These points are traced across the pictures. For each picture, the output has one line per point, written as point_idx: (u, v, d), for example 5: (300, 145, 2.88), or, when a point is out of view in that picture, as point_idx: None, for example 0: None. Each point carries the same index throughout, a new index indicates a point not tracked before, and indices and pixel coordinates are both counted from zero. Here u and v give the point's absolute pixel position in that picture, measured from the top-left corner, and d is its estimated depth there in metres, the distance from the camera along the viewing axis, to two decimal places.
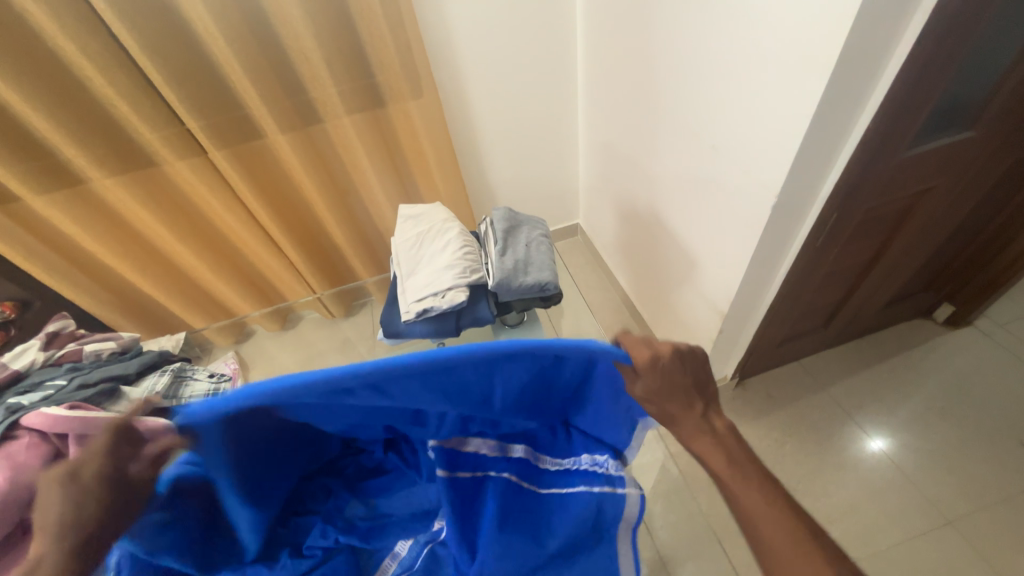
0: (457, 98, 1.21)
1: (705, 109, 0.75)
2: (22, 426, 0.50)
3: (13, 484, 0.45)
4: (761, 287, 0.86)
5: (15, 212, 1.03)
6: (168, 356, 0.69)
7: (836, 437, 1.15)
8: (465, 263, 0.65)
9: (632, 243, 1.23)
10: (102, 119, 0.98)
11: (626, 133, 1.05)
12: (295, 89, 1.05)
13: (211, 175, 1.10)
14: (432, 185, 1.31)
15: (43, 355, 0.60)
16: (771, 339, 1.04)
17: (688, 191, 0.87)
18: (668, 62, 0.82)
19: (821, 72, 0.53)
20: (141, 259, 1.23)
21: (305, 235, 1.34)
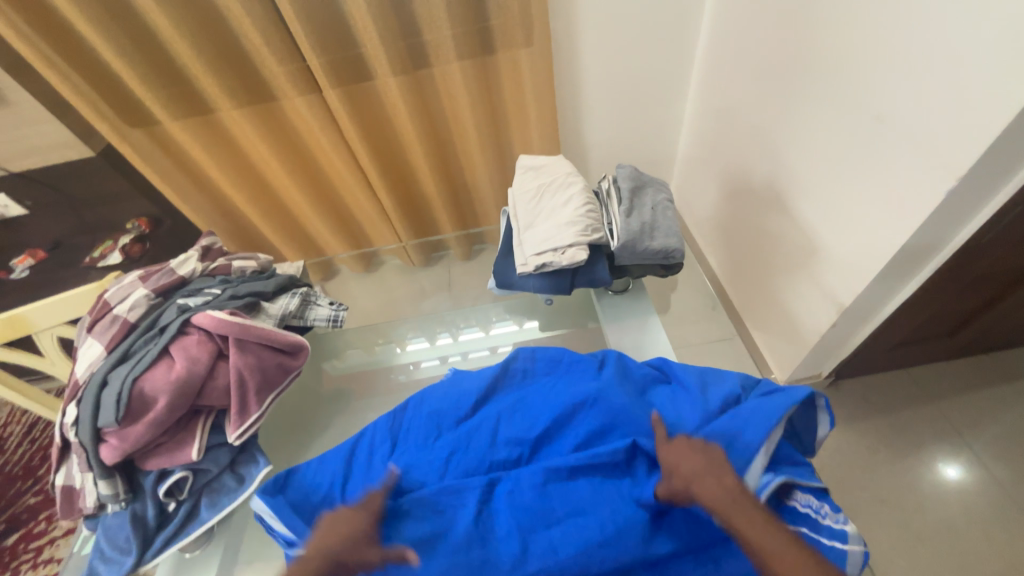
0: (568, 49, 1.14)
1: (875, 74, 0.66)
2: (192, 324, 0.57)
3: (189, 374, 0.53)
4: (897, 283, 0.78)
5: (156, 135, 1.13)
6: (296, 280, 0.75)
7: (938, 454, 1.06)
8: (587, 220, 0.63)
9: (735, 222, 1.14)
10: (235, 51, 1.03)
11: (756, 98, 0.96)
12: (411, 30, 1.04)
13: (324, 114, 1.13)
14: (528, 141, 1.28)
15: (201, 265, 0.67)
16: (886, 341, 0.95)
17: (827, 168, 0.79)
18: (834, 15, 0.72)
19: None
20: (253, 191, 1.31)
21: (398, 182, 1.37)
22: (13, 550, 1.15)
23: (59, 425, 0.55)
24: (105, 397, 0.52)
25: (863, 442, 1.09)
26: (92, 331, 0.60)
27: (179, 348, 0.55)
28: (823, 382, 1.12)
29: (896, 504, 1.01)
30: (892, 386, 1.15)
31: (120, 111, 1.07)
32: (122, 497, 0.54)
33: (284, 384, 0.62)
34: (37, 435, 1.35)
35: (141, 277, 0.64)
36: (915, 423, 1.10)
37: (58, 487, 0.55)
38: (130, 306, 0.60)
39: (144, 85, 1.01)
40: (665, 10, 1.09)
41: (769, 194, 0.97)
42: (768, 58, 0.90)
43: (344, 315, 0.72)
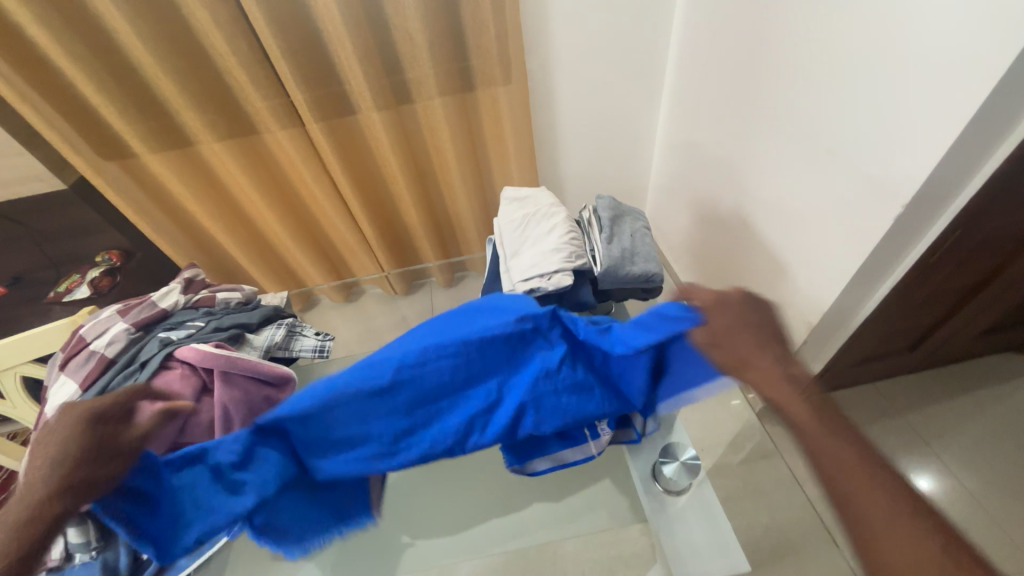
0: (543, 87, 1.21)
1: (824, 112, 0.73)
2: (175, 358, 0.56)
3: (172, 411, 0.52)
4: (857, 302, 0.84)
5: (132, 167, 1.12)
6: (281, 311, 0.74)
7: (910, 465, 1.10)
8: (571, 247, 0.66)
9: (706, 247, 1.20)
10: (217, 86, 1.05)
11: (719, 133, 1.03)
12: (394, 68, 1.08)
13: (307, 147, 1.15)
14: (508, 172, 1.33)
15: (183, 298, 0.66)
16: (853, 356, 1.00)
17: (788, 196, 0.85)
18: (783, 61, 0.80)
19: (986, 76, 0.51)
20: (231, 223, 1.30)
21: (380, 212, 1.38)
22: None
23: None
24: None
25: None
26: (66, 368, 0.58)
27: (161, 383, 0.54)
28: None
29: None
30: (862, 400, 1.21)
31: (95, 144, 1.06)
32: (94, 546, 0.51)
33: None
34: None
35: (120, 311, 0.62)
36: (886, 435, 1.15)
37: None
38: (109, 341, 0.58)
39: (123, 118, 1.01)
40: (631, 54, 1.18)
41: (736, 221, 1.03)
42: (728, 98, 0.97)
43: (332, 346, 0.71)
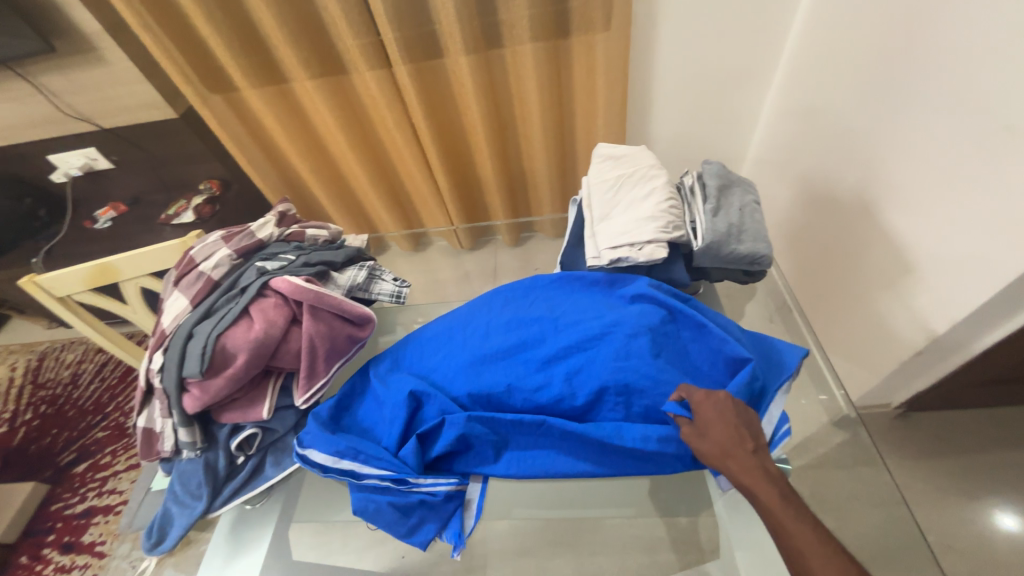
0: (644, 36, 1.09)
1: (1012, 78, 0.59)
2: (270, 287, 0.59)
3: (266, 338, 0.55)
4: (1004, 314, 0.71)
5: (233, 101, 1.17)
6: (363, 253, 0.76)
7: (1018, 504, 0.97)
8: (669, 216, 0.60)
9: (808, 233, 1.07)
10: (312, 20, 1.04)
11: (851, 100, 0.88)
12: (488, 8, 1.01)
13: (392, 90, 1.14)
14: (593, 130, 1.24)
15: (278, 230, 0.69)
16: (972, 375, 0.87)
17: (932, 184, 0.72)
18: (966, 10, 0.64)
19: None
20: (317, 163, 1.34)
21: (456, 163, 1.37)
22: (83, 477, 1.26)
23: (145, 370, 0.59)
24: (190, 349, 0.55)
25: (933, 482, 1.01)
26: (178, 285, 0.63)
27: (257, 309, 0.57)
28: (890, 412, 1.05)
29: (965, 550, 0.93)
30: (972, 424, 1.06)
31: (202, 76, 1.11)
32: (198, 446, 0.57)
33: (350, 353, 0.63)
34: (106, 375, 1.46)
35: (224, 238, 0.66)
36: (992, 467, 1.01)
37: (140, 429, 0.59)
38: (215, 264, 0.63)
39: (228, 51, 1.04)
40: (755, 3, 1.02)
41: (855, 205, 0.90)
42: (873, 57, 0.82)
43: (408, 292, 0.72)
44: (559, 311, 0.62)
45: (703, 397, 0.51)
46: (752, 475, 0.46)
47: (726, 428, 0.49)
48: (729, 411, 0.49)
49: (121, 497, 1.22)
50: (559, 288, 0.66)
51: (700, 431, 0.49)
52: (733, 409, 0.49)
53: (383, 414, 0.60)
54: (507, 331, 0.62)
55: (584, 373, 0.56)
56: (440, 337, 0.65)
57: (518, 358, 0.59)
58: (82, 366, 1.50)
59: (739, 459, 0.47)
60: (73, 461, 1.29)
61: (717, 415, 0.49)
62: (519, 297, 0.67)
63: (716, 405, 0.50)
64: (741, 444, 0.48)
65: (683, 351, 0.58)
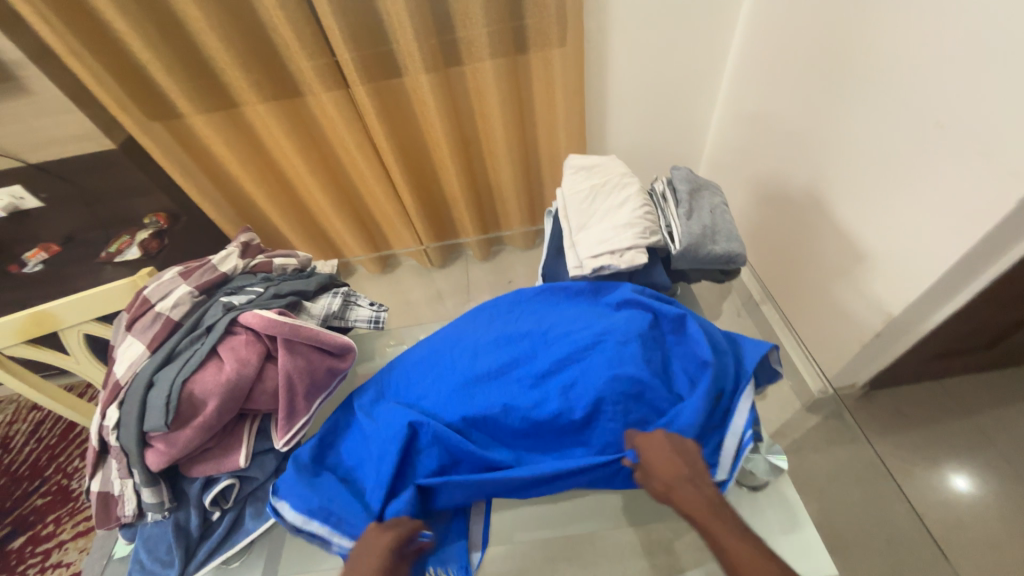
0: (598, 51, 1.13)
1: (937, 79, 0.65)
2: (239, 323, 0.55)
3: (239, 379, 0.51)
4: (950, 293, 0.77)
5: (178, 129, 1.11)
6: (335, 280, 0.72)
7: (973, 468, 1.04)
8: (645, 222, 0.62)
9: (767, 230, 1.12)
10: (262, 43, 1.01)
11: (794, 105, 0.94)
12: (445, 27, 1.02)
13: (350, 111, 1.11)
14: (556, 142, 1.26)
15: (242, 262, 0.65)
16: (925, 351, 0.94)
17: (877, 177, 0.78)
18: (890, 20, 0.70)
19: None
20: (274, 189, 1.29)
21: (422, 181, 1.35)
22: (21, 553, 1.12)
23: (98, 428, 0.53)
24: (151, 400, 0.50)
25: (899, 455, 1.07)
26: (132, 330, 0.58)
27: (227, 349, 0.53)
28: (855, 393, 1.11)
29: (936, 518, 0.99)
30: (927, 398, 1.14)
31: (143, 104, 1.05)
32: (166, 506, 0.52)
33: (332, 386, 0.60)
34: (44, 434, 1.32)
35: (182, 274, 0.61)
36: (950, 436, 1.08)
37: (94, 494, 0.53)
38: (174, 304, 0.58)
39: (170, 76, 0.99)
40: (699, 17, 1.08)
41: (807, 200, 0.95)
42: (811, 64, 0.88)
43: (387, 317, 0.69)
44: (546, 324, 0.62)
45: (643, 438, 0.52)
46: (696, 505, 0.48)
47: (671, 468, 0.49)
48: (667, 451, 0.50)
49: (69, 570, 1.09)
50: (545, 301, 0.66)
51: (646, 472, 0.51)
52: (667, 443, 0.50)
53: (365, 446, 0.57)
54: (496, 349, 0.61)
55: (578, 385, 0.55)
56: (426, 361, 0.63)
57: (511, 376, 0.58)
58: (14, 427, 1.34)
59: (680, 491, 0.49)
60: (7, 536, 1.15)
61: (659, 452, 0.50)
62: (505, 313, 0.66)
63: (653, 442, 0.51)
64: (686, 479, 0.49)
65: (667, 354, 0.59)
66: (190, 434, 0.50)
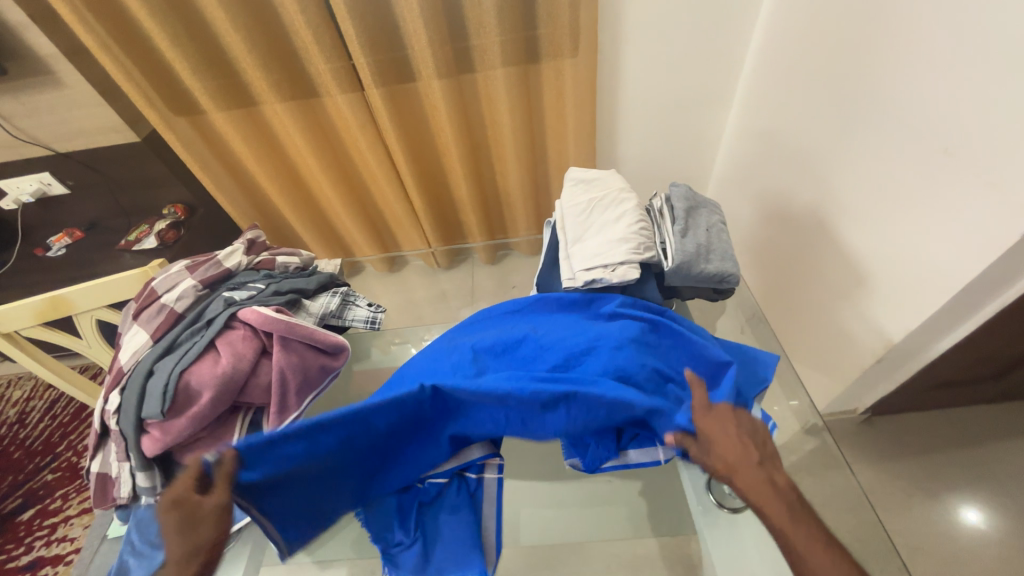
0: (610, 62, 1.14)
1: (945, 106, 0.64)
2: (238, 318, 0.57)
3: (234, 372, 0.53)
4: (953, 322, 0.76)
5: (198, 124, 1.15)
6: (335, 279, 0.75)
7: (976, 501, 1.01)
8: (640, 238, 0.62)
9: (772, 247, 1.11)
10: (282, 44, 1.04)
11: (803, 124, 0.94)
12: (459, 34, 1.04)
13: (364, 113, 1.14)
14: (565, 151, 1.27)
15: (246, 258, 0.68)
16: (928, 379, 0.92)
17: (884, 201, 0.76)
18: (901, 43, 0.69)
19: None
20: (288, 186, 1.32)
21: (431, 184, 1.37)
22: (30, 526, 1.16)
23: (100, 411, 0.56)
24: (150, 387, 0.52)
25: (899, 484, 1.05)
26: (138, 319, 0.61)
27: (225, 342, 0.55)
28: (856, 417, 1.09)
29: (934, 551, 0.97)
30: (931, 426, 1.11)
31: (167, 99, 1.09)
32: (159, 491, 0.55)
33: (324, 384, 0.62)
34: (58, 412, 1.37)
35: (188, 267, 0.64)
36: (952, 466, 1.06)
37: (94, 474, 0.56)
38: (178, 296, 0.61)
39: (194, 73, 1.02)
40: (712, 32, 1.08)
41: (812, 221, 0.95)
42: (821, 84, 0.88)
43: (383, 318, 0.71)
44: (540, 333, 0.63)
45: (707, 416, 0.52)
46: (759, 489, 0.47)
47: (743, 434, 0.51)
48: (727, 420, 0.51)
49: (73, 545, 1.13)
50: (541, 311, 0.67)
51: (704, 447, 0.50)
52: (733, 419, 0.51)
53: (355, 450, 0.55)
54: (491, 354, 0.62)
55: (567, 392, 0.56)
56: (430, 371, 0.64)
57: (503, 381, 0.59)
58: (30, 404, 1.40)
59: (743, 472, 0.48)
60: (18, 508, 1.20)
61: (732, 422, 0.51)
62: (499, 323, 0.68)
63: (718, 420, 0.51)
64: (747, 459, 0.48)
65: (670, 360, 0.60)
66: (186, 421, 0.52)
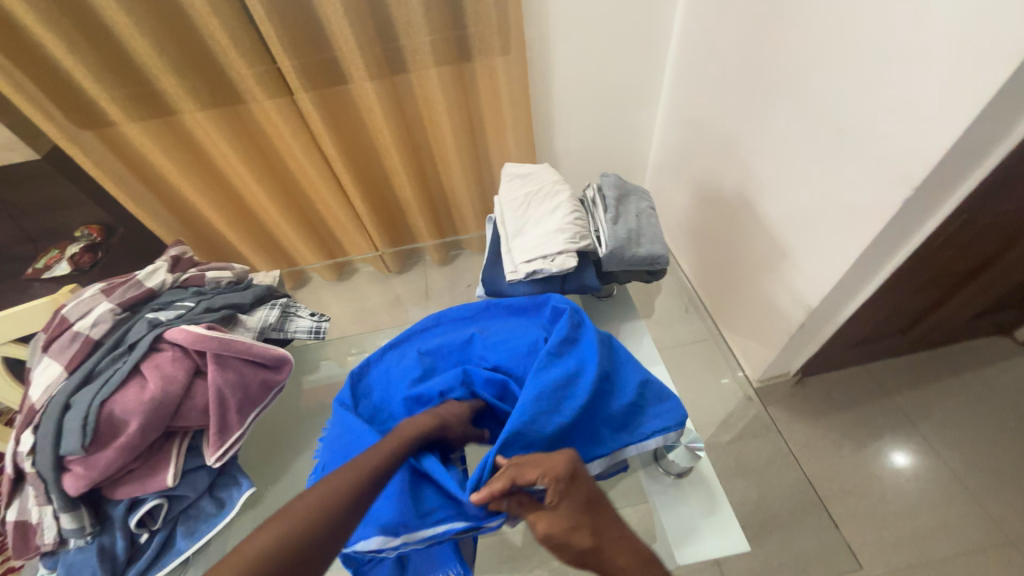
0: (543, 59, 1.16)
1: (832, 92, 0.72)
2: (165, 340, 0.55)
3: (164, 396, 0.51)
4: (860, 284, 0.85)
5: (108, 137, 1.06)
6: (273, 291, 0.72)
7: (891, 443, 1.14)
8: (574, 228, 0.67)
9: (705, 229, 1.19)
10: (197, 48, 0.98)
11: (723, 112, 1.00)
12: (388, 34, 1.02)
13: (297, 120, 1.10)
14: (506, 148, 1.28)
15: (172, 276, 0.65)
16: (846, 338, 1.02)
17: (793, 179, 0.84)
18: (798, 33, 0.76)
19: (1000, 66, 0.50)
20: (219, 198, 1.25)
21: (373, 188, 1.34)
22: None
23: (12, 453, 0.52)
24: (68, 422, 0.49)
25: (830, 436, 1.16)
26: (49, 350, 0.56)
27: (152, 366, 0.52)
28: (789, 379, 1.19)
29: (861, 492, 1.07)
30: (853, 380, 1.23)
31: (69, 111, 0.99)
32: (89, 531, 0.51)
33: (267, 400, 0.60)
34: None
35: (104, 291, 0.60)
36: (873, 415, 1.18)
37: (10, 524, 0.52)
38: (94, 322, 0.57)
39: (98, 83, 0.95)
40: (636, 28, 1.13)
41: (737, 202, 1.02)
42: (736, 72, 0.94)
43: (327, 326, 0.69)
44: (487, 333, 0.65)
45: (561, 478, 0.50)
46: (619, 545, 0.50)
47: (577, 501, 0.50)
48: (584, 478, 0.52)
49: None
50: (488, 316, 0.69)
51: (567, 516, 0.49)
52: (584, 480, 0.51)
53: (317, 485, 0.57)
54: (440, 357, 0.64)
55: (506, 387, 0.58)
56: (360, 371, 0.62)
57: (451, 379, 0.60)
58: None
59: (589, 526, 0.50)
60: None
61: (550, 463, 0.50)
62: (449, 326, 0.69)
63: (577, 487, 0.50)
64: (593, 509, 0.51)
65: (571, 345, 0.62)
66: (113, 449, 0.49)
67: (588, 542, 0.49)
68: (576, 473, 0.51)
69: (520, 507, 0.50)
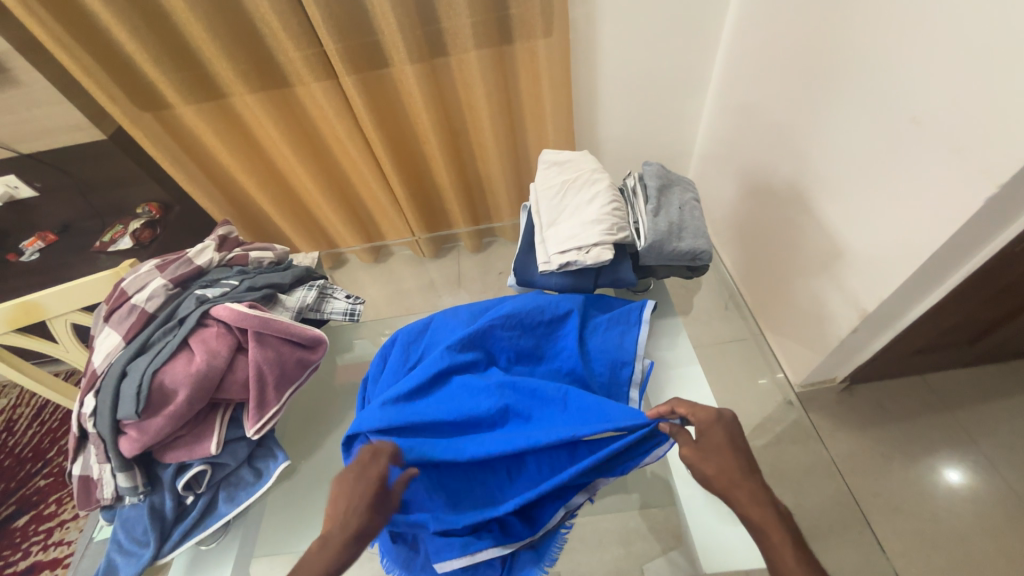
0: (587, 41, 1.12)
1: (910, 74, 0.65)
2: (211, 316, 0.57)
3: (209, 370, 0.54)
4: (923, 290, 0.78)
5: (166, 119, 1.11)
6: (312, 273, 0.74)
7: (947, 460, 1.06)
8: (612, 219, 0.65)
9: (751, 224, 1.13)
10: (245, 29, 1.00)
11: (780, 97, 0.93)
12: (429, 16, 1.01)
13: (339, 102, 1.11)
14: (544, 134, 1.26)
15: (218, 255, 0.68)
16: (904, 346, 0.95)
17: (857, 170, 0.77)
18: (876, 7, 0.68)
19: None
20: (265, 178, 1.29)
21: (411, 172, 1.35)
22: (25, 531, 1.16)
23: (77, 415, 0.56)
24: (124, 388, 0.53)
25: (877, 448, 1.09)
26: (110, 320, 0.61)
27: (198, 341, 0.56)
28: (836, 385, 1.12)
29: (909, 510, 1.01)
30: (909, 390, 1.14)
31: (132, 94, 1.05)
32: (141, 490, 0.55)
33: (302, 378, 0.63)
34: (46, 418, 1.36)
35: (159, 267, 0.64)
36: (929, 429, 1.09)
37: (76, 477, 0.57)
38: (148, 296, 0.61)
39: (158, 67, 0.99)
40: (688, 6, 1.06)
41: (790, 195, 0.95)
42: (797, 54, 0.87)
43: (361, 309, 0.71)
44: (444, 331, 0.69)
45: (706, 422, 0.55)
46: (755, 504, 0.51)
47: (722, 445, 0.54)
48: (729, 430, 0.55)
49: (71, 548, 1.14)
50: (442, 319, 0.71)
51: (702, 452, 0.54)
52: (732, 435, 0.55)
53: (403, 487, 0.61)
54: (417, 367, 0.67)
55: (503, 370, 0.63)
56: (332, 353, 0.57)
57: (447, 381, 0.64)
58: (17, 411, 1.38)
59: (737, 479, 0.52)
60: (12, 515, 1.19)
61: (697, 407, 0.56)
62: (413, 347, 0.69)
63: (720, 431, 0.55)
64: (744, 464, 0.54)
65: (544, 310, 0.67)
66: (163, 417, 0.52)
67: (723, 477, 0.53)
68: (722, 419, 0.56)
69: (675, 434, 0.56)
